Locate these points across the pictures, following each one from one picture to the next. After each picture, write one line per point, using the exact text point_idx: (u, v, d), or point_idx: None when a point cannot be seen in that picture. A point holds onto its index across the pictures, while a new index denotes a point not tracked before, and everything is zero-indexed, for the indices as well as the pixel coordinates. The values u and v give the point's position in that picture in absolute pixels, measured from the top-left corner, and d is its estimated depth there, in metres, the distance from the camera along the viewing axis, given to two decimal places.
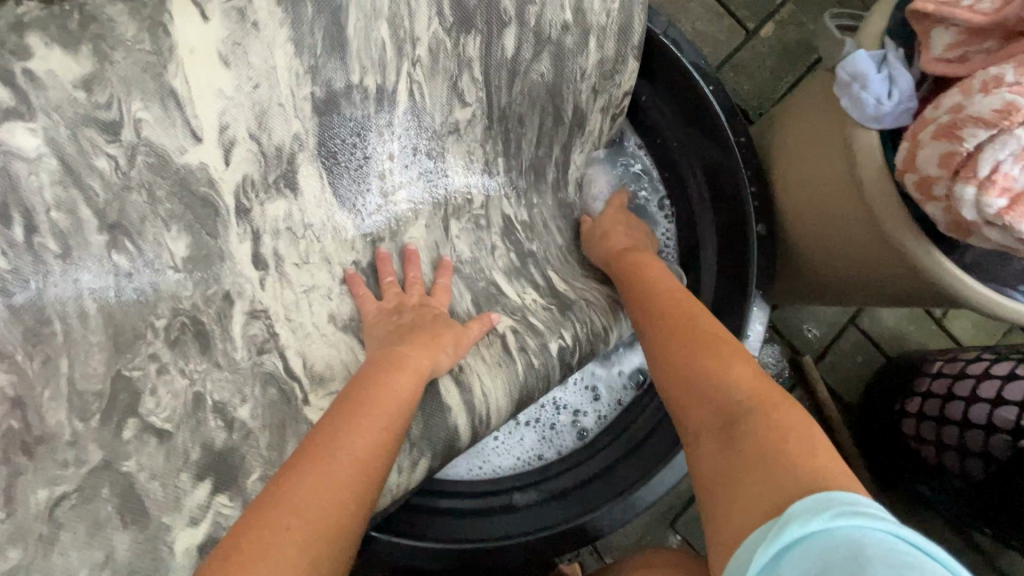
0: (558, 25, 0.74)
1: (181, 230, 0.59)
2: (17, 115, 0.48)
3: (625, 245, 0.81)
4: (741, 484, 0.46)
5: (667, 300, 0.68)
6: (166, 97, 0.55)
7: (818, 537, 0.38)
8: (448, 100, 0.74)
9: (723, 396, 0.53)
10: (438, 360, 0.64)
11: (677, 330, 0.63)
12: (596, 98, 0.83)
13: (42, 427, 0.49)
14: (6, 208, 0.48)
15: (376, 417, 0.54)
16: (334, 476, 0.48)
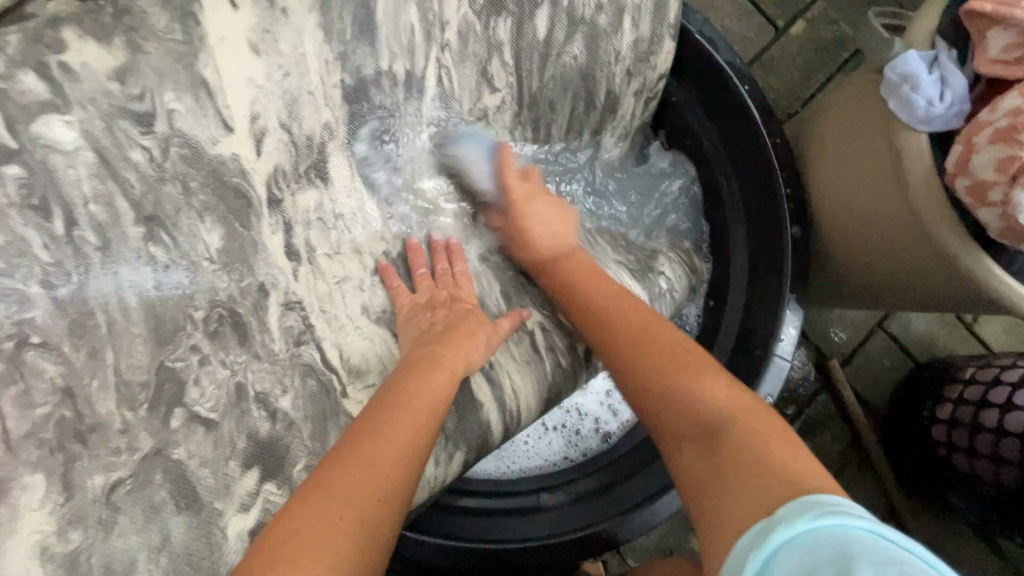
0: (592, 4, 0.71)
1: (215, 222, 0.59)
2: (53, 107, 0.48)
3: (547, 249, 0.76)
4: (724, 488, 0.43)
5: (631, 309, 0.65)
6: (198, 87, 0.54)
7: (802, 541, 0.35)
8: (477, 85, 0.73)
9: (696, 407, 0.51)
10: (475, 353, 0.67)
11: (645, 340, 0.60)
12: (630, 81, 0.79)
13: (92, 414, 0.50)
14: (45, 201, 0.48)
15: (411, 415, 0.56)
16: (363, 469, 0.49)
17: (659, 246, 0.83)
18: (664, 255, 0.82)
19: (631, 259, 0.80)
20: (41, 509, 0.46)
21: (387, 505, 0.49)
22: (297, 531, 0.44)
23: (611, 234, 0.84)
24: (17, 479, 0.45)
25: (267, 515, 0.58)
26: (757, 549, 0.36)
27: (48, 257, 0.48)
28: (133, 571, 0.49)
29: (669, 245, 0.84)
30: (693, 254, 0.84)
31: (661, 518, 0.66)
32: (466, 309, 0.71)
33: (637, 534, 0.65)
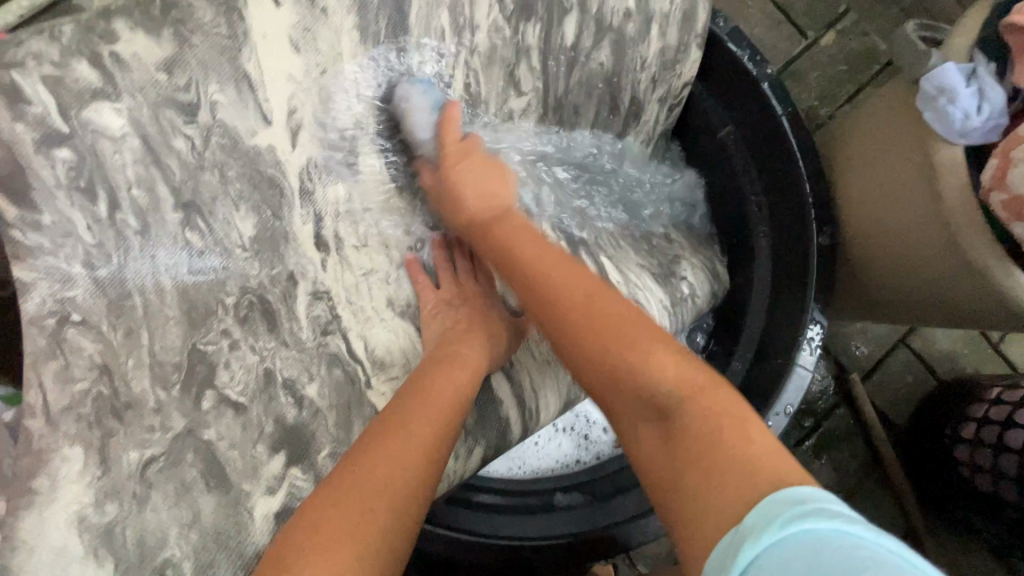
0: (619, 12, 0.72)
1: (248, 211, 0.60)
2: (104, 95, 0.51)
3: (488, 218, 0.68)
4: (685, 478, 0.43)
5: (560, 281, 0.60)
6: (240, 80, 0.56)
7: (774, 550, 0.34)
8: (504, 87, 0.73)
9: (642, 387, 0.49)
10: (495, 352, 0.68)
11: (588, 314, 0.56)
12: (654, 89, 0.79)
13: (128, 391, 0.52)
14: (91, 184, 0.50)
15: (439, 407, 0.57)
16: (392, 458, 0.51)
17: (681, 250, 0.82)
18: (686, 260, 0.80)
19: (654, 262, 0.79)
20: (79, 480, 0.47)
21: (414, 500, 0.49)
22: (336, 510, 0.46)
23: (635, 238, 0.81)
24: (58, 451, 0.47)
25: (292, 501, 0.59)
26: (731, 563, 0.36)
27: (92, 239, 0.51)
28: (164, 548, 0.50)
29: (691, 250, 0.82)
30: (716, 260, 0.83)
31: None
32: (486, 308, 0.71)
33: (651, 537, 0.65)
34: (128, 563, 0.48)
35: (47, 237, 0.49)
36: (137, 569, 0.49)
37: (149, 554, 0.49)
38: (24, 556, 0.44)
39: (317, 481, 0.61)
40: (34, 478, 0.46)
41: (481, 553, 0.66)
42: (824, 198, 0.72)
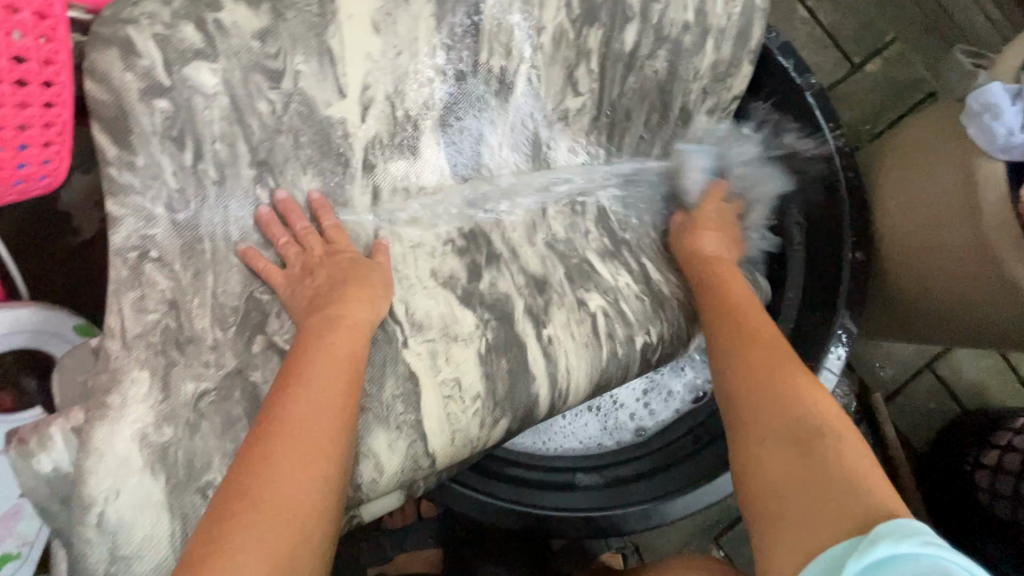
0: (680, 23, 0.73)
1: (314, 176, 0.65)
2: (204, 56, 0.56)
3: (710, 254, 0.72)
4: (819, 487, 0.45)
5: (750, 312, 0.64)
6: (323, 54, 0.60)
7: (903, 563, 0.36)
8: (561, 88, 0.73)
9: (800, 407, 0.51)
10: (370, 305, 0.60)
11: (759, 347, 0.59)
12: (704, 99, 0.79)
13: (190, 328, 0.56)
14: (182, 135, 0.56)
15: (323, 374, 0.53)
16: (296, 439, 0.47)
17: (720, 259, 0.75)
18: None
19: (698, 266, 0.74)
20: (143, 402, 0.52)
21: (332, 471, 0.48)
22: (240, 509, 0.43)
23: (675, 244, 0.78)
24: (129, 372, 0.52)
25: None
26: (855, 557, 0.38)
27: (175, 183, 0.57)
28: (208, 470, 0.53)
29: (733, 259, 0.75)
30: (757, 272, 0.78)
31: (700, 504, 0.67)
32: (348, 265, 0.61)
33: (674, 515, 0.67)
34: (175, 481, 0.51)
35: (137, 178, 0.55)
36: (185, 487, 0.52)
37: (195, 474, 0.52)
38: (94, 460, 0.49)
39: None
40: (108, 394, 0.51)
41: (508, 518, 0.68)
42: (859, 213, 0.73)
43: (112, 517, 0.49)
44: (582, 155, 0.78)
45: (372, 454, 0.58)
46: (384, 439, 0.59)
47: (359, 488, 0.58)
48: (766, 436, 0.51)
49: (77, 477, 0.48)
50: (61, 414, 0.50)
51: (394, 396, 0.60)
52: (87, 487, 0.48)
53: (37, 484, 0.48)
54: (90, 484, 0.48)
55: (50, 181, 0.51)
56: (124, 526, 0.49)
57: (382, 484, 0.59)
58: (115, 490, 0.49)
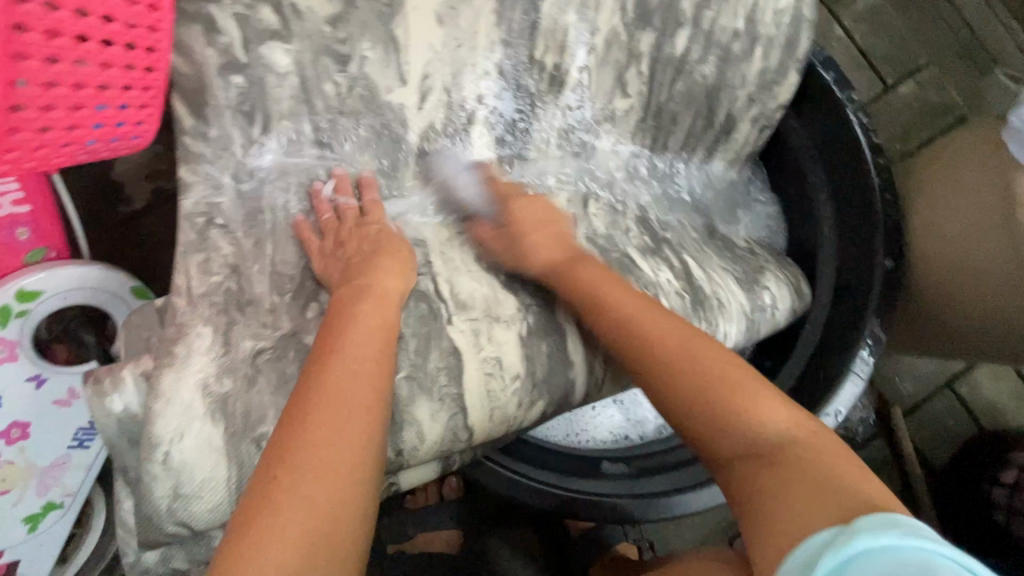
0: (729, 31, 0.73)
1: (371, 156, 0.67)
2: (280, 36, 0.58)
3: (565, 259, 0.66)
4: (801, 492, 0.42)
5: (644, 316, 0.58)
6: (389, 43, 0.62)
7: (885, 557, 0.35)
8: (610, 89, 0.75)
9: (748, 423, 0.47)
10: (386, 274, 0.59)
11: (683, 354, 0.53)
12: (749, 106, 0.78)
13: (251, 291, 0.58)
14: (253, 110, 0.59)
15: (356, 372, 0.50)
16: (330, 435, 0.45)
17: (766, 262, 0.77)
18: (771, 272, 0.76)
19: (738, 269, 0.75)
20: (207, 354, 0.54)
21: (361, 477, 0.45)
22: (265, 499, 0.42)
23: (718, 246, 0.78)
24: (194, 328, 0.55)
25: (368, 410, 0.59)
26: (833, 551, 0.36)
27: (241, 154, 0.61)
28: (263, 423, 0.54)
29: (777, 263, 0.77)
30: (801, 279, 0.78)
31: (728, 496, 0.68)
32: (375, 238, 0.62)
33: (699, 506, 0.69)
34: (234, 428, 0.53)
35: (209, 148, 0.59)
36: (240, 437, 0.53)
37: (251, 424, 0.53)
38: (162, 404, 0.52)
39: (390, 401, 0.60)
40: (175, 344, 0.54)
41: (537, 498, 0.70)
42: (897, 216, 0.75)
43: (176, 457, 0.51)
44: (624, 156, 0.80)
45: (416, 421, 0.61)
46: (427, 408, 0.62)
47: (400, 454, 0.61)
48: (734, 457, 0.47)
49: (145, 417, 0.52)
50: (132, 361, 0.54)
51: (437, 368, 0.63)
52: (155, 427, 0.51)
53: (108, 422, 0.52)
54: (158, 426, 0.51)
55: (138, 142, 0.52)
56: (187, 468, 0.52)
57: (423, 450, 0.62)
58: (180, 432, 0.52)
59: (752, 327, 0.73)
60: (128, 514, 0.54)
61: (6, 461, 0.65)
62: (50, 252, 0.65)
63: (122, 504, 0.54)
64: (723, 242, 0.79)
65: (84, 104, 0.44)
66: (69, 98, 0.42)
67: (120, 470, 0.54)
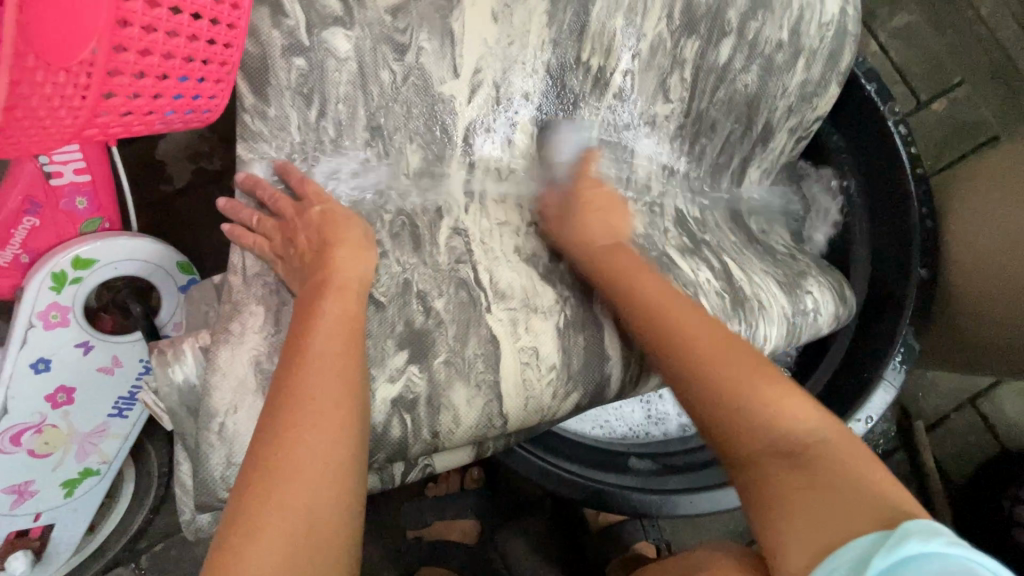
0: (773, 42, 0.75)
1: (418, 146, 0.66)
2: (342, 23, 0.58)
3: (605, 247, 0.66)
4: (827, 490, 0.44)
5: (682, 306, 0.60)
6: (445, 35, 0.62)
7: (936, 561, 0.36)
8: (653, 93, 0.75)
9: (775, 423, 0.49)
10: (346, 265, 0.55)
11: (718, 349, 0.55)
12: (789, 116, 0.81)
13: None
14: (310, 90, 0.58)
15: (331, 362, 0.49)
16: (315, 429, 0.45)
17: (807, 268, 0.78)
18: (813, 277, 0.76)
19: (778, 271, 0.76)
20: (259, 332, 0.55)
21: (350, 465, 0.46)
22: (262, 496, 0.42)
23: (759, 250, 0.79)
24: (247, 306, 0.56)
25: (410, 394, 0.59)
26: (884, 553, 0.37)
27: (298, 137, 0.60)
28: None
29: (819, 269, 0.78)
30: (844, 284, 0.79)
31: None
32: (316, 223, 0.57)
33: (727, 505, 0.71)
34: None
35: (267, 127, 0.59)
36: None
37: None
38: (218, 377, 0.53)
39: (430, 384, 0.60)
40: (229, 321, 0.55)
41: (569, 488, 0.72)
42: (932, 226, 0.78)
43: (230, 428, 0.53)
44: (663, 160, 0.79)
45: (452, 406, 0.61)
46: (464, 394, 0.61)
47: (437, 436, 0.61)
48: (758, 454, 0.49)
49: (202, 389, 0.53)
50: (190, 336, 0.55)
51: (475, 355, 0.62)
52: (211, 399, 0.52)
53: (168, 391, 0.54)
54: (214, 399, 0.52)
55: (209, 116, 0.51)
56: (240, 438, 0.53)
57: (458, 433, 0.62)
58: (234, 406, 0.53)
59: (792, 332, 0.72)
60: (186, 475, 0.56)
61: (49, 425, 0.66)
62: (105, 223, 0.66)
63: (180, 468, 0.56)
64: (764, 247, 0.80)
65: (169, 74, 0.44)
66: (158, 66, 0.43)
67: (181, 437, 0.55)
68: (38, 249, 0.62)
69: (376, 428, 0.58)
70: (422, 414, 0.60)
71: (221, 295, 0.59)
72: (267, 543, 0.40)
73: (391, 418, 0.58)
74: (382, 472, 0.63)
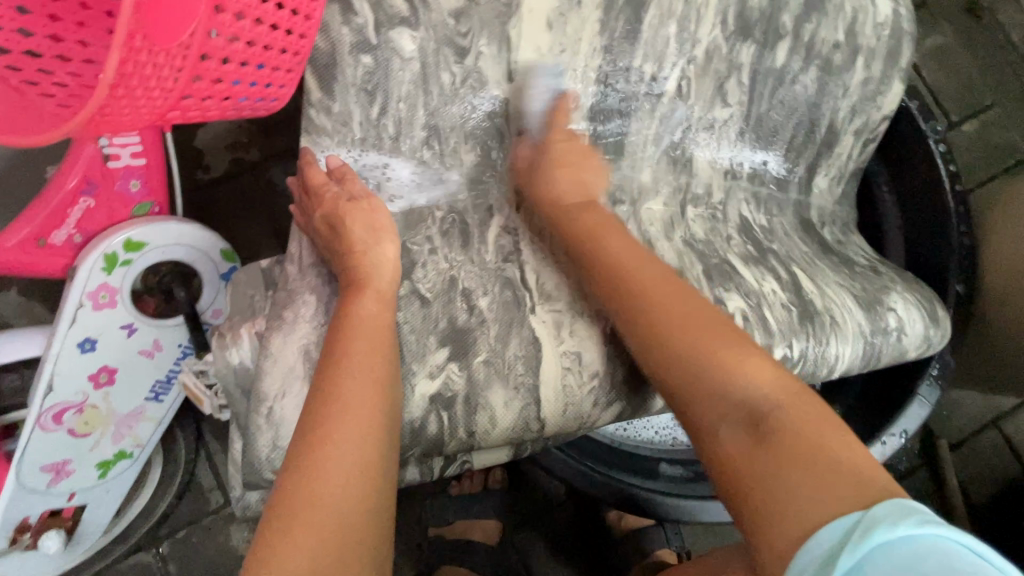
0: (830, 42, 0.76)
1: (473, 146, 0.68)
2: (406, 22, 0.59)
3: (576, 206, 0.65)
4: (792, 469, 0.42)
5: (643, 269, 0.59)
6: (503, 41, 0.64)
7: (902, 548, 0.35)
8: (711, 98, 0.76)
9: (732, 392, 0.48)
10: (374, 260, 0.56)
11: (677, 314, 0.54)
12: (853, 118, 0.81)
13: None
14: (375, 90, 0.60)
15: (366, 344, 0.51)
16: (348, 407, 0.47)
17: (891, 283, 0.75)
18: (897, 293, 0.74)
19: (858, 287, 0.74)
20: (310, 322, 0.55)
21: (379, 444, 0.47)
22: (299, 471, 0.43)
23: (835, 261, 0.77)
24: (302, 296, 0.56)
25: (448, 390, 0.59)
26: (854, 544, 0.37)
27: (359, 133, 0.61)
28: None
29: (904, 285, 0.75)
30: (937, 304, 0.75)
31: None
32: (348, 215, 0.57)
33: None
34: None
35: (330, 122, 0.60)
36: None
37: None
38: (269, 363, 0.53)
39: (468, 383, 0.59)
40: (284, 309, 0.55)
41: (599, 489, 0.73)
42: (970, 244, 0.79)
43: (278, 412, 0.53)
44: (724, 163, 0.79)
45: (489, 406, 0.60)
46: (502, 395, 0.60)
47: (473, 436, 0.59)
48: (720, 428, 0.47)
49: (255, 374, 0.54)
50: (247, 321, 0.56)
51: (516, 356, 0.61)
52: (262, 384, 0.53)
53: (226, 373, 0.55)
54: (265, 385, 0.53)
55: (275, 104, 0.51)
56: (286, 423, 0.53)
57: (494, 435, 0.60)
58: (282, 390, 0.53)
59: (869, 353, 0.70)
60: (237, 456, 0.56)
61: (90, 405, 0.66)
62: (155, 207, 0.67)
63: (231, 447, 0.57)
64: (841, 258, 0.79)
65: (249, 61, 0.44)
66: (242, 53, 0.43)
67: (234, 416, 0.57)
68: (92, 230, 0.64)
69: (414, 423, 0.58)
70: (459, 412, 0.59)
71: (270, 282, 0.59)
72: (300, 516, 0.41)
73: (428, 414, 0.58)
74: (422, 464, 0.63)
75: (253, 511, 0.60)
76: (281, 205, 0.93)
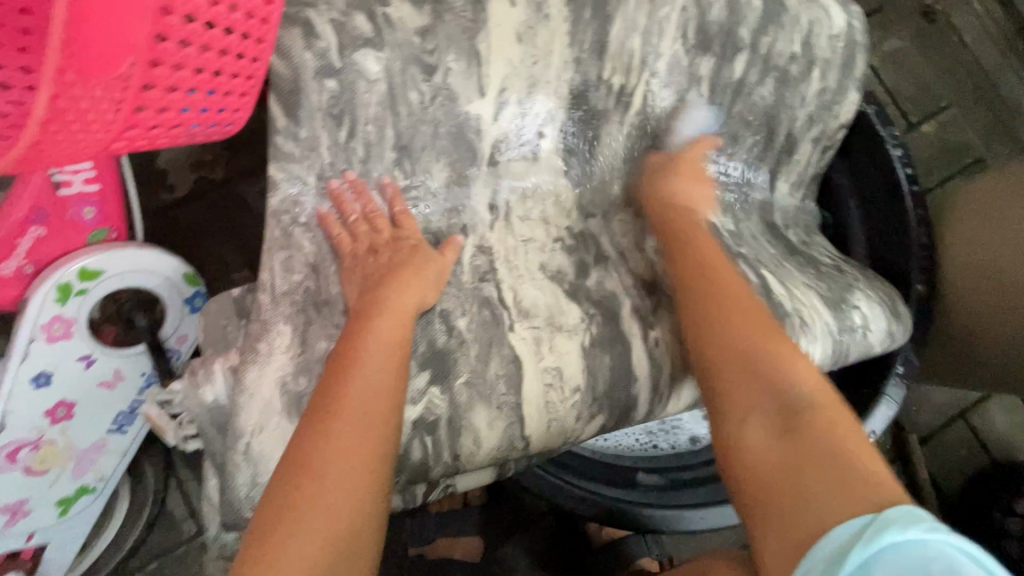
0: (786, 54, 0.78)
1: (445, 164, 0.66)
2: (372, 44, 0.58)
3: (687, 213, 0.70)
4: (813, 469, 0.44)
5: (723, 268, 0.63)
6: (473, 56, 0.62)
7: (910, 550, 0.37)
8: (671, 110, 0.76)
9: (777, 383, 0.51)
10: (398, 298, 0.57)
11: (738, 311, 0.58)
12: (810, 126, 0.83)
13: (327, 291, 0.59)
14: (342, 114, 0.58)
15: (374, 365, 0.51)
16: (352, 428, 0.47)
17: (855, 280, 0.77)
18: (861, 290, 0.76)
19: (823, 285, 0.75)
20: (285, 353, 0.54)
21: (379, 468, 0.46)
22: (299, 488, 0.44)
23: (801, 262, 0.78)
24: (276, 325, 0.55)
25: (429, 415, 0.58)
26: (864, 542, 0.38)
27: (327, 156, 0.60)
28: None
29: (867, 283, 0.77)
30: (897, 301, 0.77)
31: None
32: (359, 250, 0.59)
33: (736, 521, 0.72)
34: None
35: (297, 147, 0.58)
36: None
37: None
38: (246, 398, 0.53)
39: (450, 406, 0.59)
40: (258, 341, 0.54)
41: (580, 505, 0.73)
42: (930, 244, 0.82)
43: (256, 447, 0.52)
44: None
45: (473, 428, 0.59)
46: (485, 416, 0.60)
47: (459, 459, 0.59)
48: (752, 418, 0.50)
49: (230, 411, 0.53)
50: (220, 355, 0.55)
51: (497, 376, 0.61)
52: (239, 419, 0.52)
53: (199, 410, 0.54)
54: (241, 419, 0.52)
55: (232, 128, 0.50)
56: (265, 461, 0.52)
57: (479, 456, 0.60)
58: (259, 426, 0.53)
59: (838, 351, 0.71)
60: (214, 492, 0.55)
61: (46, 441, 0.64)
62: (112, 232, 0.64)
63: (206, 483, 0.56)
64: (806, 258, 0.79)
65: (197, 88, 0.43)
66: (188, 80, 0.42)
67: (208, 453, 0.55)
68: (44, 260, 0.61)
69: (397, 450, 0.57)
70: (443, 436, 0.58)
71: (242, 311, 0.58)
72: (302, 533, 0.42)
73: (412, 440, 0.57)
74: (405, 492, 0.63)
75: (229, 550, 0.58)
76: (247, 223, 0.91)
